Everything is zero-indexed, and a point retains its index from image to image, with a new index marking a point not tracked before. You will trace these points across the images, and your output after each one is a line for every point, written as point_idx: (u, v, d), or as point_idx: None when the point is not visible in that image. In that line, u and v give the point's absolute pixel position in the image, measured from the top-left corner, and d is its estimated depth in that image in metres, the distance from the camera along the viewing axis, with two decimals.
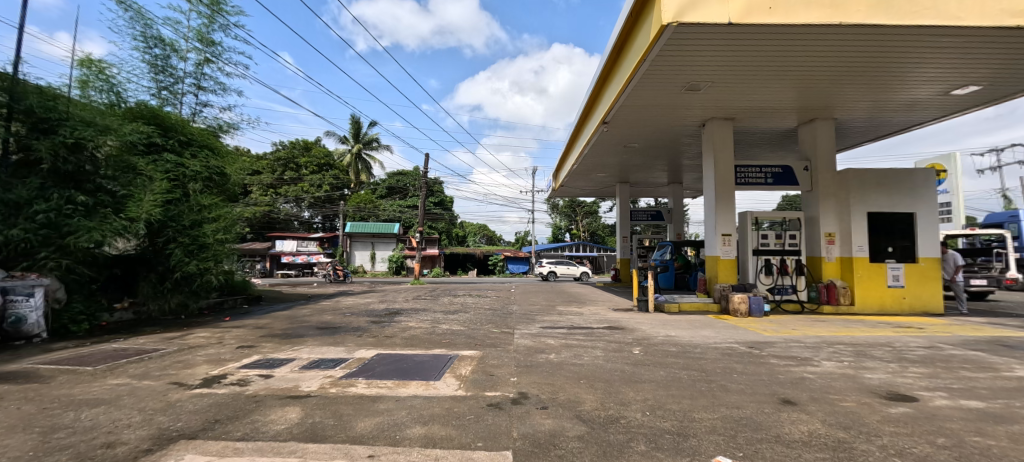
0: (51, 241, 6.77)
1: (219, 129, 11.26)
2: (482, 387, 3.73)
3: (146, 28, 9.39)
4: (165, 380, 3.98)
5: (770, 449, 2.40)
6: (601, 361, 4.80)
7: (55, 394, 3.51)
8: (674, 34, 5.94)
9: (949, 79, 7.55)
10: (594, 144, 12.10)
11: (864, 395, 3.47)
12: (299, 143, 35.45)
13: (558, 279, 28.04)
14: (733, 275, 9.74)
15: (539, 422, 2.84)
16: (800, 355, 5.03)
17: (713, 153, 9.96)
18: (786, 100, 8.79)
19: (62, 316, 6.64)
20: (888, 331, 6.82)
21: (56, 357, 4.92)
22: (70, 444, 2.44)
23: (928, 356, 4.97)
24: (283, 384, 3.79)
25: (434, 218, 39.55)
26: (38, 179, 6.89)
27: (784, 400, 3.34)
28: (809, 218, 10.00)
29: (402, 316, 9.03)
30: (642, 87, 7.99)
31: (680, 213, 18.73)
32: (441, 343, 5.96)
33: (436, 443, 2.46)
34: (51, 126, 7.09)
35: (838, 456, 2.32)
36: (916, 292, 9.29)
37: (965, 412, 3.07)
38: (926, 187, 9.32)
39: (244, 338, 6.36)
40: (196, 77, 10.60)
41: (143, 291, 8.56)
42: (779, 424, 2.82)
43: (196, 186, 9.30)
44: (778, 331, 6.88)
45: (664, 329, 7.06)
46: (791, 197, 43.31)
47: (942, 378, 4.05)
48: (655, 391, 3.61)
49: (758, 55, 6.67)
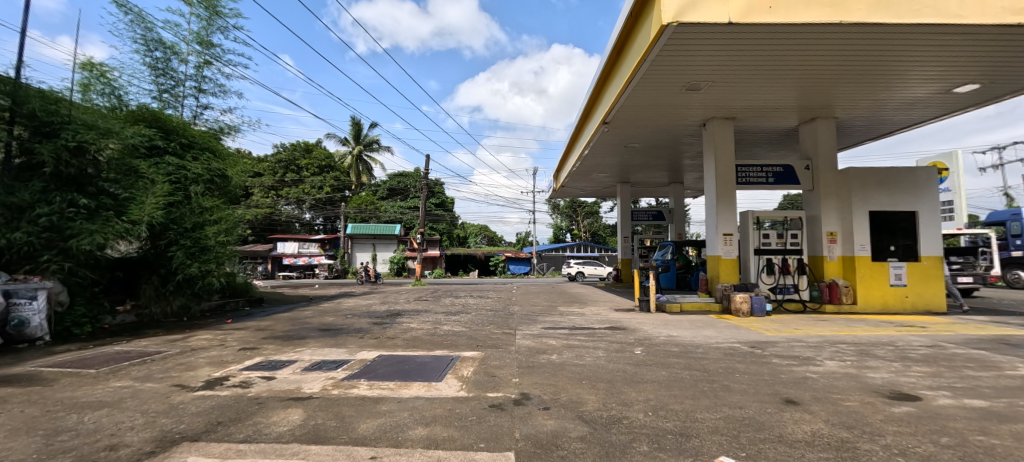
0: (54, 244, 6.78)
1: (220, 131, 11.29)
2: (484, 388, 3.73)
3: (147, 31, 9.43)
4: (167, 382, 3.99)
5: (773, 449, 2.39)
6: (602, 361, 4.80)
7: (59, 396, 3.51)
8: (674, 34, 5.94)
9: (950, 77, 7.54)
10: (594, 144, 12.10)
11: (867, 395, 3.46)
12: (299, 145, 35.36)
13: (586, 279, 28.05)
14: (734, 275, 9.72)
15: (541, 423, 2.84)
16: (803, 355, 5.02)
17: (714, 152, 9.96)
18: (787, 99, 8.76)
19: (65, 319, 6.67)
20: (891, 330, 6.79)
21: (59, 360, 4.93)
22: (73, 446, 2.45)
23: (931, 355, 4.96)
24: (286, 386, 3.80)
25: (434, 219, 39.56)
26: (40, 182, 6.91)
27: (786, 400, 3.33)
28: (810, 217, 9.98)
29: (403, 318, 9.03)
30: (642, 87, 7.99)
31: (681, 212, 18.72)
32: (442, 344, 5.96)
33: (438, 444, 2.46)
34: (53, 130, 7.11)
35: (842, 456, 2.31)
36: (918, 291, 9.26)
37: (969, 412, 3.06)
38: (928, 186, 9.30)
39: (246, 340, 6.37)
40: (196, 80, 10.64)
41: (145, 294, 8.60)
42: (782, 424, 2.81)
43: (197, 189, 9.33)
44: (780, 330, 6.86)
45: (665, 329, 7.05)
46: (791, 197, 43.20)
47: (944, 377, 4.03)
48: (657, 391, 3.61)
49: (758, 55, 6.66)
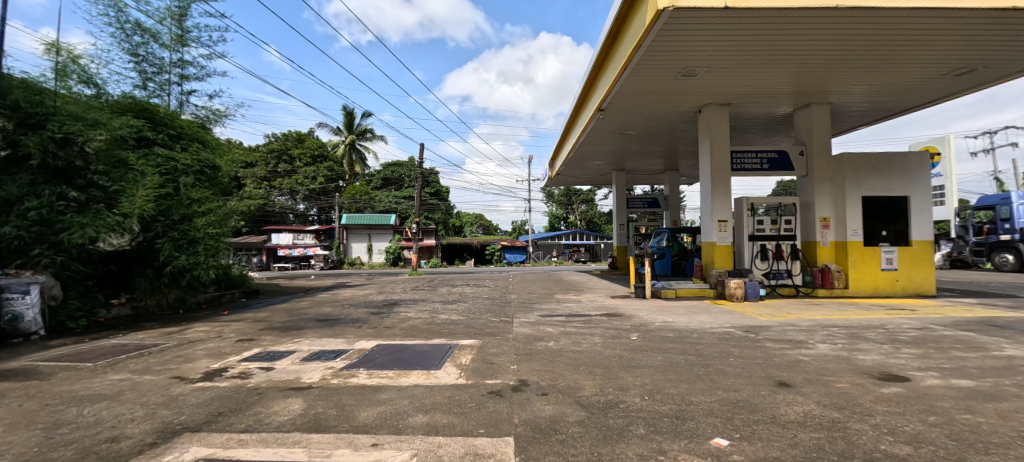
0: (44, 238, 6.71)
1: (208, 120, 11.11)
2: (482, 375, 3.77)
3: (121, 13, 9.14)
4: (166, 375, 3.98)
5: (766, 430, 2.46)
6: (599, 347, 4.86)
7: (57, 390, 3.51)
8: (670, 19, 5.86)
9: (947, 61, 7.51)
10: (591, 131, 11.99)
11: (858, 376, 3.53)
12: (291, 134, 34.72)
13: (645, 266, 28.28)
14: (729, 262, 9.80)
15: (539, 408, 2.88)
16: (796, 338, 5.10)
17: (709, 140, 9.92)
18: (782, 85, 8.71)
19: (59, 313, 6.66)
20: (881, 313, 6.93)
21: (55, 354, 4.89)
22: (74, 439, 2.46)
23: (920, 338, 5.05)
24: (285, 377, 3.81)
25: (430, 209, 39.39)
26: (28, 175, 6.75)
27: (780, 382, 3.40)
28: (803, 203, 9.98)
29: (400, 307, 9.08)
30: (639, 73, 7.87)
31: (677, 199, 18.58)
32: (441, 332, 6.02)
33: (438, 430, 2.50)
34: (39, 122, 6.94)
35: (833, 435, 2.38)
36: (909, 274, 9.40)
37: (956, 391, 3.14)
38: (920, 170, 9.36)
39: (244, 331, 6.38)
40: (178, 66, 10.41)
41: (140, 286, 8.54)
42: (775, 405, 2.88)
43: (187, 180, 9.13)
44: (773, 315, 7.00)
45: (660, 315, 7.17)
46: (785, 183, 43.48)
47: (933, 358, 4.12)
48: (652, 376, 3.66)
49: (755, 40, 6.62)
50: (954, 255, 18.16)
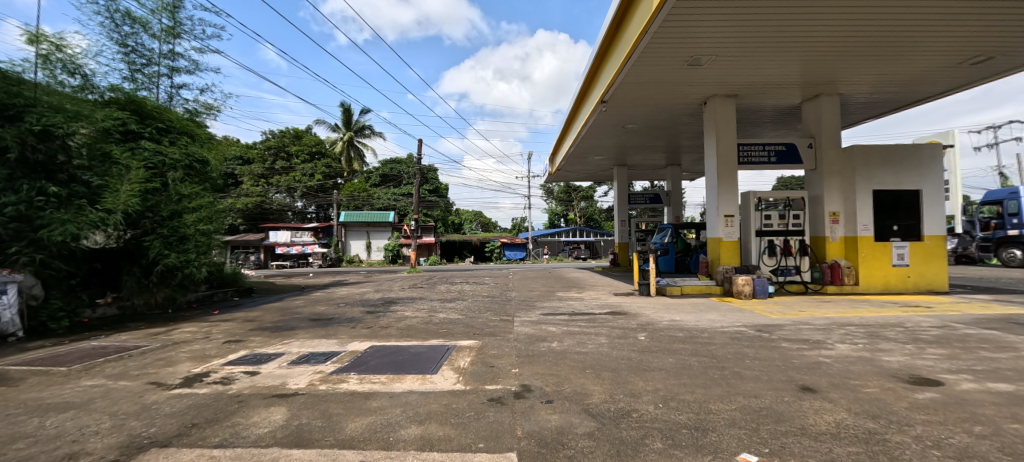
0: (24, 235, 6.44)
1: (198, 113, 10.80)
2: (482, 380, 3.51)
3: (112, 2, 8.84)
4: (143, 380, 3.72)
5: (798, 443, 2.20)
6: (605, 349, 4.60)
7: (22, 397, 3.26)
8: (678, 3, 5.57)
9: (962, 49, 7.24)
10: (593, 124, 11.69)
11: (887, 380, 3.28)
12: (288, 131, 34.37)
13: None
14: (736, 258, 9.54)
15: (544, 418, 2.63)
16: (812, 338, 4.84)
17: (715, 132, 9.63)
18: (791, 74, 8.42)
19: (39, 314, 6.42)
20: (896, 311, 6.68)
21: (29, 358, 4.63)
22: (28, 456, 2.21)
23: (942, 337, 4.81)
24: (270, 382, 3.55)
25: (428, 206, 39.02)
26: (5, 169, 6.42)
27: (803, 387, 3.15)
28: (812, 198, 9.75)
29: (397, 306, 8.83)
30: (643, 63, 7.60)
31: (679, 195, 18.30)
32: (438, 333, 5.76)
33: (433, 445, 2.24)
34: (16, 113, 6.62)
35: (873, 450, 2.13)
36: (920, 270, 9.15)
37: (996, 397, 2.89)
38: (932, 163, 9.11)
39: (232, 332, 6.12)
40: (168, 57, 10.09)
41: (127, 285, 8.26)
42: (802, 414, 2.63)
43: (176, 175, 8.83)
44: (786, 312, 6.75)
45: (667, 313, 6.90)
46: (785, 179, 43.09)
47: (962, 359, 3.86)
48: (665, 380, 3.41)
49: (766, 26, 6.32)
50: (964, 251, 17.92)
